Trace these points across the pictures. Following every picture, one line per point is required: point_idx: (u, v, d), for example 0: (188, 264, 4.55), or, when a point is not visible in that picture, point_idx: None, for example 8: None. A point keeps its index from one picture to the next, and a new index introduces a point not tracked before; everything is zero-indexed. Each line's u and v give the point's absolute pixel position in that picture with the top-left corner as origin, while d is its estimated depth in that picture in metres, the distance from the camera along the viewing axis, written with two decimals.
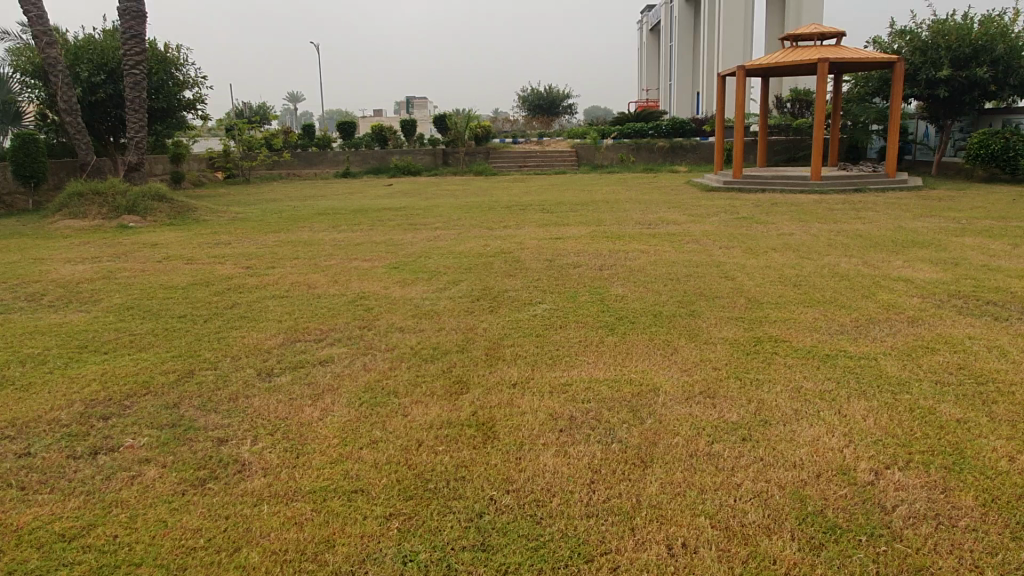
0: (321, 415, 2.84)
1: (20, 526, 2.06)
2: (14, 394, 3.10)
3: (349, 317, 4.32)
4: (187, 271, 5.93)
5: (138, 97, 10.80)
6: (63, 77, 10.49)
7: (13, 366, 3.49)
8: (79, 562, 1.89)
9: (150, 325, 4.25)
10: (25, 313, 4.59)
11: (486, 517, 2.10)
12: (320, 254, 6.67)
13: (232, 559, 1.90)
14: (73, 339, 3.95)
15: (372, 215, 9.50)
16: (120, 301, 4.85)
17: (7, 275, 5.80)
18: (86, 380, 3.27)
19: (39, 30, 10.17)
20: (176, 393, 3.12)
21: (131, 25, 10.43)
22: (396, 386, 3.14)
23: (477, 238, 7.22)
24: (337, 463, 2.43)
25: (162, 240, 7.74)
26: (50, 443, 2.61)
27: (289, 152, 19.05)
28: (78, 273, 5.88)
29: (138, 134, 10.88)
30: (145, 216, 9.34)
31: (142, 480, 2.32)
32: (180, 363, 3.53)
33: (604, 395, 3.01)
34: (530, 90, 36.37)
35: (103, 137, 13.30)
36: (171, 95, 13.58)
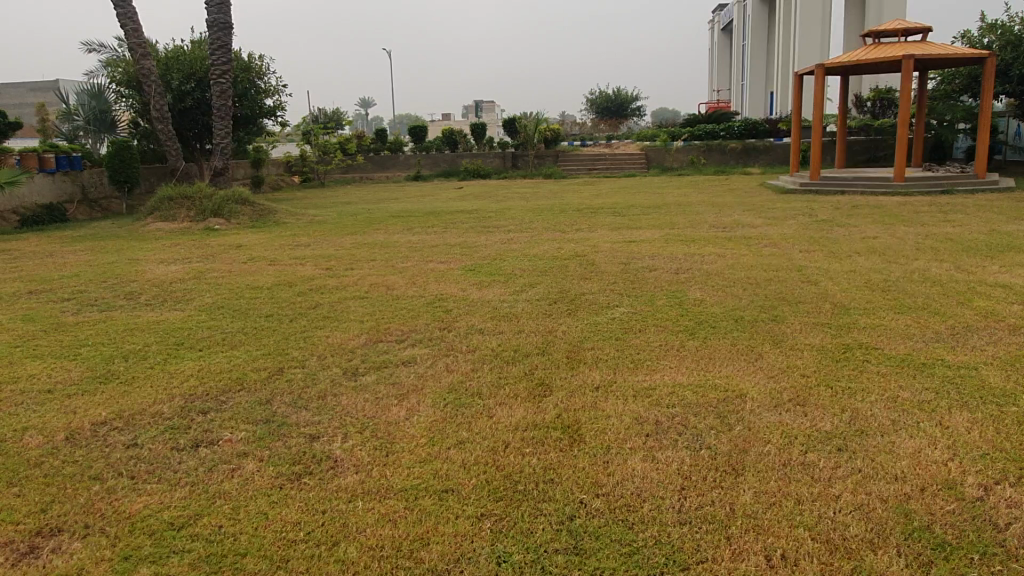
0: (407, 415, 2.89)
1: (133, 512, 2.16)
2: (120, 387, 3.27)
3: (428, 318, 4.39)
4: (271, 272, 6.13)
5: (224, 105, 11.25)
6: (156, 87, 11.01)
7: (117, 361, 3.68)
8: (189, 550, 1.97)
9: (240, 324, 4.41)
10: (125, 311, 4.84)
11: (577, 520, 2.09)
12: (397, 256, 6.78)
13: (331, 553, 1.95)
14: (171, 336, 4.14)
15: (445, 218, 9.63)
16: (211, 300, 5.06)
17: (108, 275, 6.14)
18: (184, 376, 3.42)
19: (135, 42, 10.73)
20: (268, 390, 3.23)
21: (219, 36, 10.86)
22: (479, 387, 3.17)
23: (550, 242, 7.21)
24: (426, 463, 2.47)
25: (246, 242, 8.03)
26: (154, 435, 2.74)
27: (363, 156, 19.53)
28: (171, 273, 6.17)
29: (223, 140, 11.36)
30: (229, 219, 9.72)
31: (241, 474, 2.41)
32: (270, 360, 3.65)
33: (688, 400, 2.96)
34: (598, 93, 36.30)
35: (191, 143, 13.91)
36: (254, 102, 14.11)
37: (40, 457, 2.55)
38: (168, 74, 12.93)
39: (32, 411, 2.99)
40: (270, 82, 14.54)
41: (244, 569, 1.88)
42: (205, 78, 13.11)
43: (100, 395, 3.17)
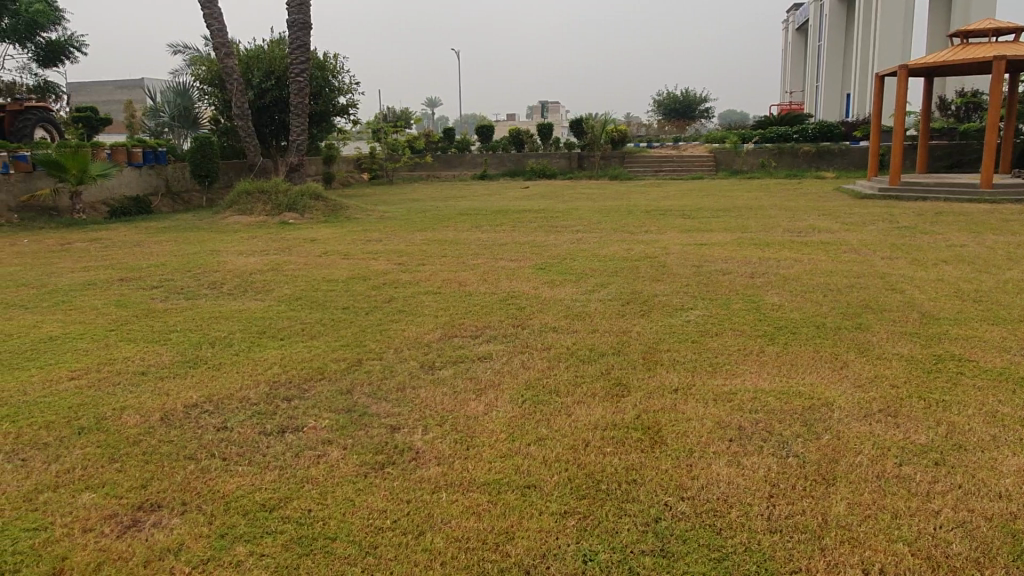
0: (486, 410, 2.91)
1: (226, 492, 2.23)
2: (208, 372, 3.40)
3: (502, 315, 4.42)
4: (346, 267, 6.26)
5: (302, 103, 11.59)
6: (237, 85, 11.43)
7: (204, 347, 3.82)
8: (281, 531, 2.01)
9: (317, 315, 4.53)
10: (210, 299, 5.03)
11: (663, 522, 2.06)
12: (467, 253, 6.83)
13: (418, 542, 1.97)
14: (253, 325, 4.28)
15: (513, 217, 9.67)
16: (290, 291, 5.22)
17: (192, 265, 6.39)
18: (267, 364, 3.53)
19: (219, 42, 11.15)
20: (348, 380, 3.30)
21: (299, 36, 11.19)
22: (557, 385, 3.17)
23: (621, 242, 7.15)
24: (507, 457, 2.48)
25: (320, 236, 8.24)
26: (242, 419, 2.84)
27: (430, 155, 19.79)
28: (251, 265, 6.37)
29: (299, 137, 11.70)
30: (303, 214, 9.99)
31: (328, 460, 2.47)
32: (349, 352, 3.73)
33: (771, 406, 2.89)
34: (665, 94, 35.92)
35: (267, 140, 14.35)
36: (328, 101, 14.46)
37: (138, 435, 2.66)
38: (249, 72, 13.39)
39: (129, 391, 3.14)
40: (344, 80, 14.85)
41: (335, 553, 1.92)
42: (283, 76, 13.50)
43: (191, 379, 3.30)
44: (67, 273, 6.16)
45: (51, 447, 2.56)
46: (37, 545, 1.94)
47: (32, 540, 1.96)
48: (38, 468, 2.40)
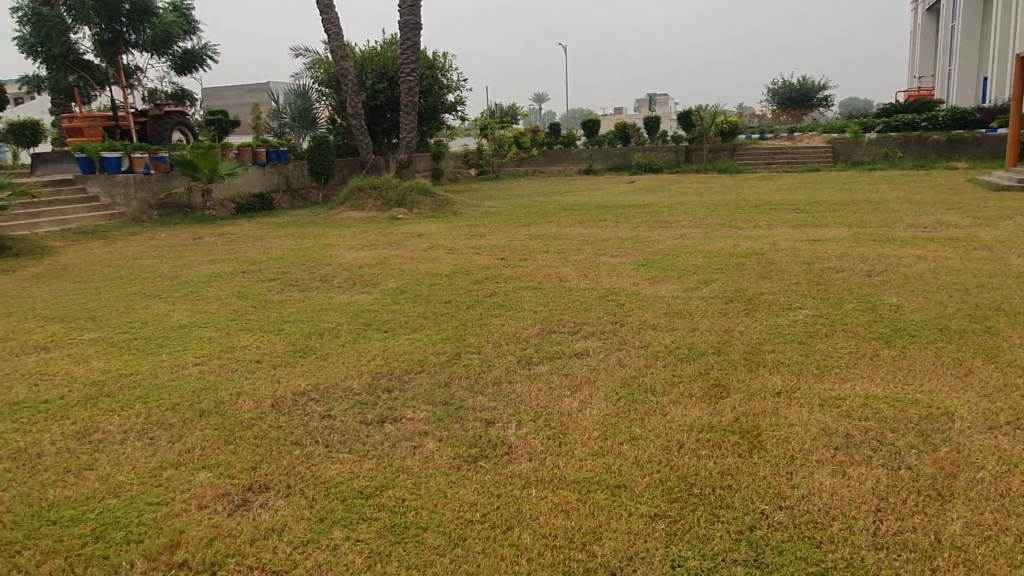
0: (580, 407, 2.90)
1: (327, 478, 2.34)
2: (316, 362, 3.58)
3: (601, 311, 4.39)
4: (450, 261, 6.39)
5: (412, 101, 11.93)
6: (352, 86, 11.94)
7: (314, 338, 4.02)
8: (376, 518, 2.09)
9: (420, 309, 4.65)
10: (322, 291, 5.28)
11: (758, 532, 1.99)
12: (569, 249, 6.82)
13: (506, 537, 1.99)
14: (360, 317, 4.46)
15: (616, 212, 9.57)
16: (396, 285, 5.39)
17: (307, 258, 6.73)
18: (371, 355, 3.67)
19: (335, 45, 11.65)
20: (446, 373, 3.37)
21: (409, 36, 11.51)
22: (653, 384, 3.11)
23: (727, 238, 6.92)
24: (599, 456, 2.46)
25: (426, 231, 8.46)
26: (346, 408, 2.97)
27: (536, 150, 19.89)
28: (360, 259, 6.63)
29: (409, 135, 12.07)
30: (411, 209, 10.29)
31: (423, 451, 2.54)
32: (448, 345, 3.82)
33: (884, 413, 2.72)
34: (780, 83, 34.44)
35: (379, 138, 14.87)
36: (437, 99, 14.80)
37: (251, 420, 2.83)
38: (363, 73, 13.92)
39: (245, 378, 3.34)
40: (452, 78, 15.15)
41: (425, 542, 1.97)
42: (396, 76, 13.93)
43: (301, 368, 3.48)
44: (197, 265, 6.62)
45: (175, 428, 2.77)
46: (158, 518, 2.09)
47: (155, 513, 2.12)
48: (164, 447, 2.60)
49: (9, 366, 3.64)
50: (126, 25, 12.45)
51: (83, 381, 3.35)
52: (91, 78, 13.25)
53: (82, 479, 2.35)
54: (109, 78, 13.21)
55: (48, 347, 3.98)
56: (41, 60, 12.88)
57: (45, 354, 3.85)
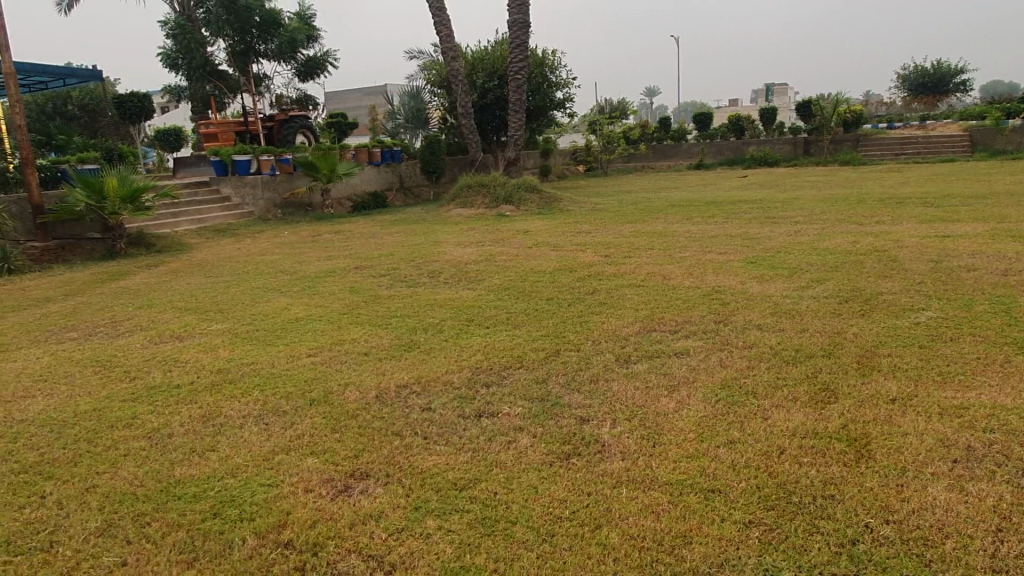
0: (677, 407, 2.85)
1: (424, 469, 2.42)
2: (419, 356, 3.70)
3: (705, 310, 4.29)
4: (553, 258, 6.43)
5: (520, 99, 12.05)
6: (462, 86, 12.22)
7: (419, 332, 4.16)
8: (467, 510, 2.14)
9: (522, 305, 4.71)
10: (429, 288, 5.44)
11: (860, 545, 1.90)
12: (674, 246, 6.69)
13: (594, 535, 1.99)
14: (463, 313, 4.56)
15: (726, 208, 9.29)
16: (500, 281, 5.47)
17: (417, 255, 6.94)
18: (472, 350, 3.76)
19: (446, 47, 11.94)
20: (544, 370, 3.40)
21: (517, 35, 11.61)
22: (755, 386, 3.01)
23: (845, 235, 6.57)
24: (694, 458, 2.41)
25: (532, 228, 8.53)
26: (445, 401, 3.06)
27: (645, 146, 19.81)
28: (466, 256, 6.78)
29: (517, 133, 12.21)
30: (519, 206, 10.40)
31: (517, 446, 2.58)
32: (547, 342, 3.84)
33: (1012, 425, 2.51)
34: (911, 67, 32.19)
35: (489, 136, 15.12)
36: (545, 97, 14.87)
37: (356, 409, 2.97)
38: (474, 73, 14.17)
39: (353, 370, 3.51)
40: (561, 75, 15.17)
41: (514, 536, 2.00)
42: (505, 75, 14.11)
43: (405, 361, 3.61)
44: (315, 261, 6.98)
45: (288, 415, 2.95)
46: (269, 499, 2.24)
47: (266, 494, 2.27)
48: (277, 432, 2.77)
49: (148, 354, 3.98)
50: (256, 36, 13.26)
51: (210, 368, 3.62)
52: (225, 87, 14.21)
53: (204, 459, 2.55)
54: (240, 86, 14.12)
55: (182, 336, 4.32)
56: (182, 71, 13.95)
57: (178, 343, 4.18)
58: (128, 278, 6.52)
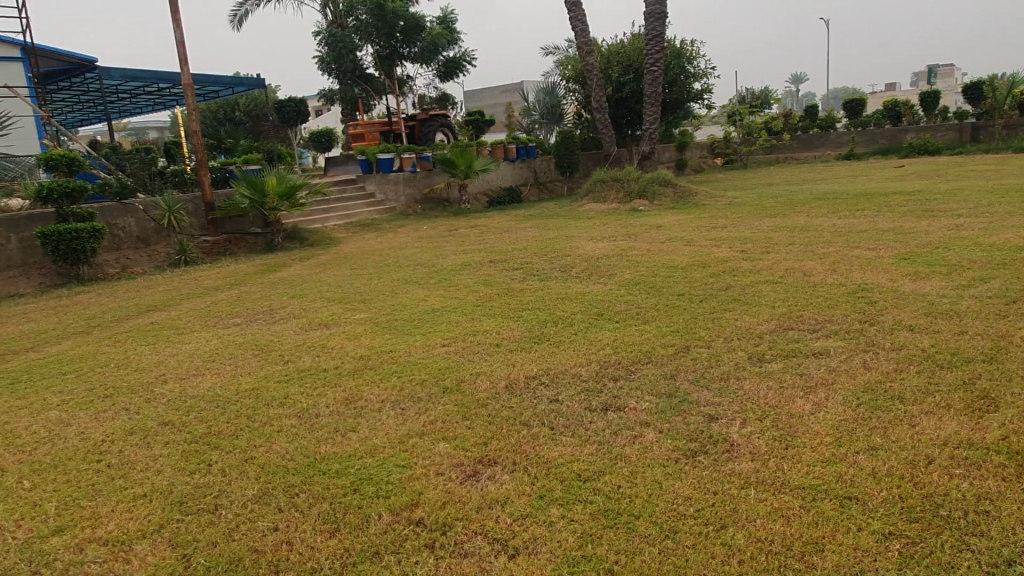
0: (814, 410, 2.73)
1: (549, 459, 2.47)
2: (549, 348, 3.77)
3: (848, 309, 4.05)
4: (687, 253, 6.30)
5: (656, 92, 11.86)
6: (598, 80, 12.21)
7: (549, 325, 4.23)
8: (591, 501, 2.17)
9: (653, 300, 4.66)
10: (561, 281, 5.50)
11: (1018, 568, 1.74)
12: (818, 241, 6.36)
13: (718, 535, 1.96)
14: (593, 307, 4.58)
15: (878, 200, 8.69)
16: (631, 276, 5.44)
17: (549, 249, 7.03)
18: (601, 344, 3.77)
19: (581, 42, 11.96)
20: (673, 366, 3.36)
21: (654, 26, 11.44)
22: (903, 390, 2.83)
23: (1016, 229, 5.97)
24: (830, 463, 2.31)
25: (666, 223, 8.39)
26: (573, 394, 3.10)
27: (789, 136, 18.87)
28: (598, 250, 6.77)
29: (652, 126, 12.03)
30: (653, 200, 10.25)
31: (643, 441, 2.57)
32: (678, 338, 3.79)
33: None
34: None
35: (623, 129, 14.97)
36: (683, 89, 14.52)
37: (486, 399, 3.08)
38: (609, 67, 14.08)
39: (484, 361, 3.63)
40: (699, 66, 14.74)
41: (636, 530, 2.00)
42: (641, 68, 13.91)
43: (535, 353, 3.69)
44: (451, 255, 7.24)
45: (422, 401, 3.10)
46: (404, 479, 2.38)
47: (401, 474, 2.41)
48: (413, 417, 2.92)
49: (300, 339, 4.30)
50: (400, 41, 13.87)
51: (353, 355, 3.87)
52: (371, 90, 14.98)
53: (346, 438, 2.74)
54: (385, 89, 14.82)
55: (329, 324, 4.64)
56: (333, 77, 14.85)
57: (326, 330, 4.50)
58: (284, 270, 7.05)
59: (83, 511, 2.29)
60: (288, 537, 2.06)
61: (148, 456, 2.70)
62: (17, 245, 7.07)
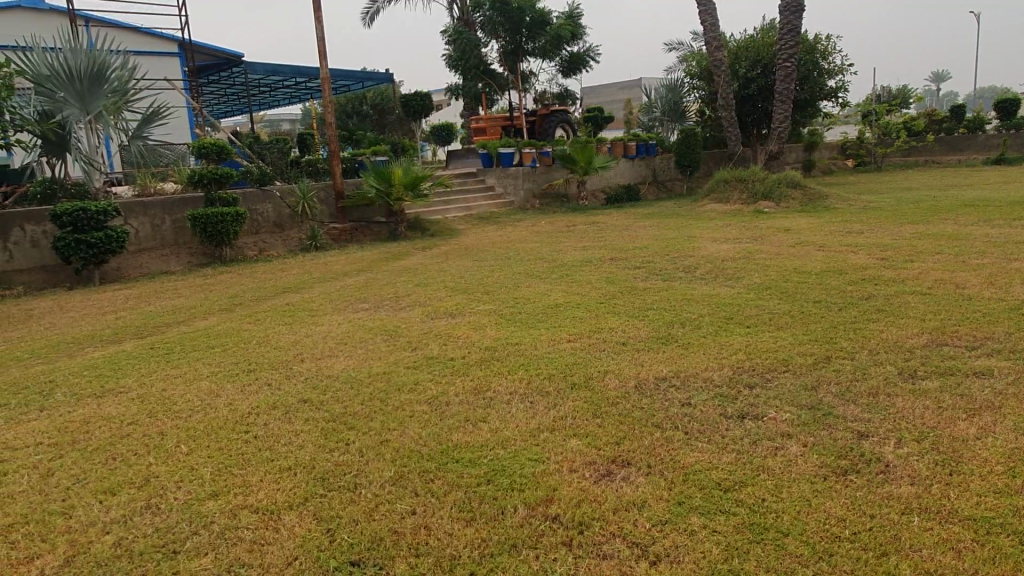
0: (979, 434, 2.50)
1: (686, 464, 2.38)
2: (678, 350, 3.66)
3: (1011, 326, 3.70)
4: (821, 258, 5.97)
5: (787, 89, 11.36)
6: (725, 76, 11.83)
7: (676, 326, 4.11)
8: (734, 512, 2.07)
9: (786, 306, 4.44)
10: (686, 282, 5.36)
11: None
12: (969, 250, 5.87)
13: (880, 562, 1.82)
14: (722, 310, 4.42)
15: None
16: (760, 280, 5.21)
17: (671, 249, 6.86)
18: (733, 349, 3.62)
19: (710, 37, 11.64)
20: (814, 376, 3.18)
21: (790, 20, 10.97)
22: None
23: None
24: (1003, 494, 2.10)
25: (795, 225, 8.01)
26: (706, 398, 2.99)
27: (931, 137, 17.61)
28: (723, 252, 6.55)
29: (781, 125, 11.53)
30: (779, 202, 9.80)
31: (786, 454, 2.43)
32: (818, 347, 3.58)
33: None
34: None
35: (748, 128, 14.42)
36: (816, 86, 13.83)
37: (616, 398, 3.02)
38: (737, 62, 13.59)
39: (611, 359, 3.56)
40: (835, 61, 13.97)
41: (786, 548, 1.89)
42: (771, 64, 13.34)
43: (663, 354, 3.60)
44: (571, 250, 7.20)
45: (550, 396, 3.08)
46: (537, 474, 2.35)
47: (534, 468, 2.39)
48: (542, 411, 2.90)
49: (427, 327, 4.40)
50: (525, 36, 13.96)
51: (479, 345, 3.90)
52: (494, 85, 15.15)
53: (477, 428, 2.76)
54: (508, 84, 14.96)
55: (453, 314, 4.70)
56: (458, 72, 15.11)
57: (451, 319, 4.57)
58: (407, 259, 7.24)
59: (234, 479, 2.41)
60: (426, 522, 2.08)
61: (290, 431, 2.82)
62: (169, 227, 7.63)
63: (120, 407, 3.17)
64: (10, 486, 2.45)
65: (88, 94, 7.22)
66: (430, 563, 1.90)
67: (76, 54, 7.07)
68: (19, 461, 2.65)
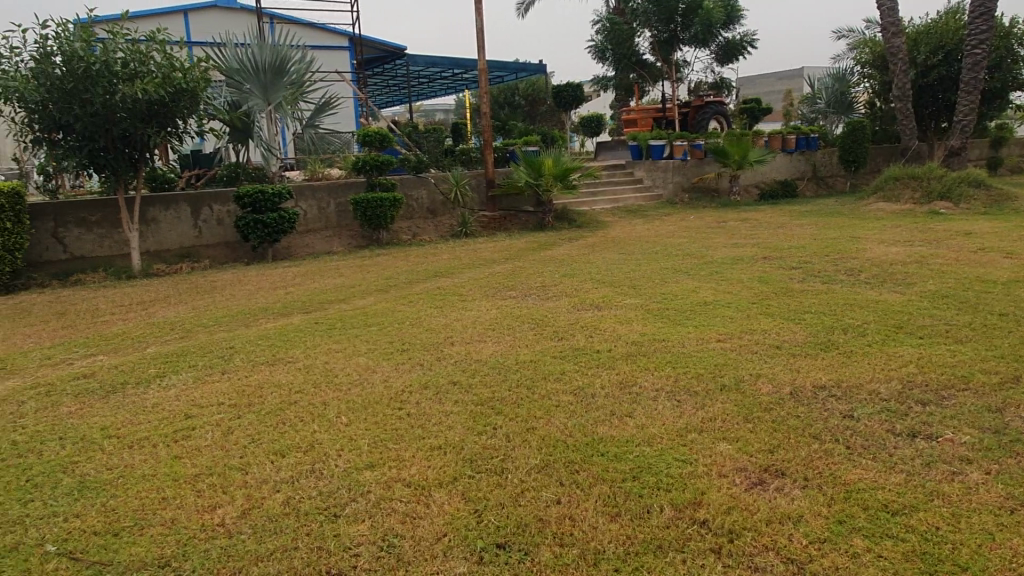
0: None
1: (848, 481, 2.23)
2: (839, 357, 3.43)
3: None
4: (1007, 266, 5.39)
5: (975, 79, 10.31)
6: (901, 65, 10.94)
7: (838, 332, 3.86)
8: (903, 539, 1.92)
9: (967, 317, 4.04)
10: (849, 286, 5.01)
11: None
12: None
13: None
14: (890, 318, 4.10)
15: None
16: (935, 288, 4.78)
17: (832, 249, 6.45)
18: (902, 361, 3.34)
19: (888, 22, 10.78)
20: (1000, 398, 2.86)
21: (983, 2, 9.93)
22: None
23: None
24: None
25: (977, 229, 7.28)
26: (870, 412, 2.78)
27: None
28: (892, 255, 6.08)
29: (965, 117, 10.48)
30: (958, 203, 8.92)
31: (964, 480, 2.22)
32: (1004, 365, 3.23)
33: None
34: None
35: (925, 120, 13.25)
36: (1008, 74, 12.45)
37: (769, 403, 2.88)
38: (915, 48, 12.49)
39: (765, 362, 3.40)
40: None
41: None
42: (956, 51, 12.15)
43: (822, 360, 3.39)
44: (723, 247, 6.95)
45: (699, 396, 2.99)
46: (685, 475, 2.30)
47: (682, 469, 2.34)
48: (690, 411, 2.83)
49: (573, 318, 4.40)
50: (680, 25, 13.52)
51: (626, 340, 3.86)
52: (647, 75, 14.89)
53: (623, 423, 2.73)
54: (662, 74, 14.64)
55: (600, 306, 4.68)
56: (610, 62, 14.97)
57: (598, 311, 4.56)
58: (553, 249, 7.29)
59: (390, 452, 2.54)
60: (571, 513, 2.09)
61: (440, 411, 2.92)
62: (333, 209, 8.13)
63: (290, 375, 3.43)
64: (198, 440, 2.71)
65: (271, 87, 7.85)
66: (575, 554, 1.91)
67: (263, 49, 7.70)
68: (205, 418, 2.93)
